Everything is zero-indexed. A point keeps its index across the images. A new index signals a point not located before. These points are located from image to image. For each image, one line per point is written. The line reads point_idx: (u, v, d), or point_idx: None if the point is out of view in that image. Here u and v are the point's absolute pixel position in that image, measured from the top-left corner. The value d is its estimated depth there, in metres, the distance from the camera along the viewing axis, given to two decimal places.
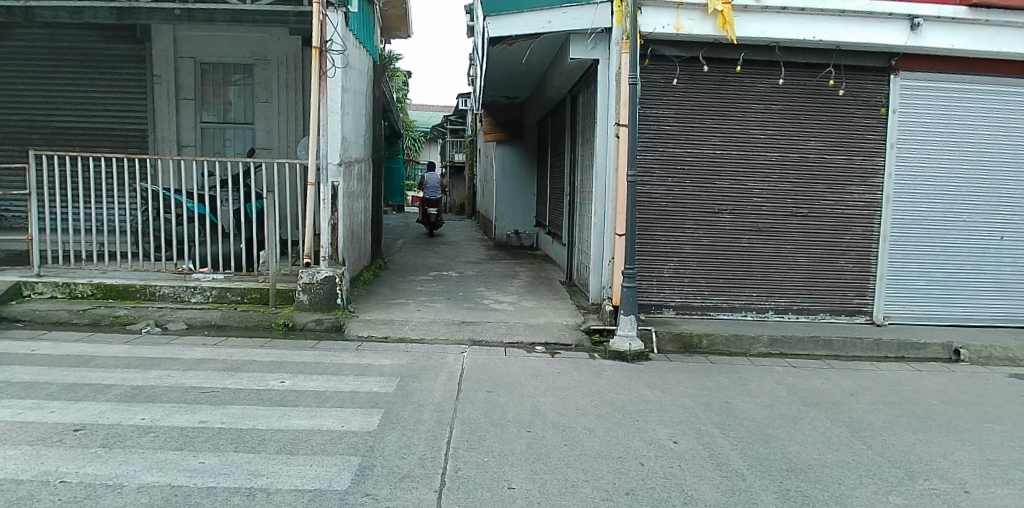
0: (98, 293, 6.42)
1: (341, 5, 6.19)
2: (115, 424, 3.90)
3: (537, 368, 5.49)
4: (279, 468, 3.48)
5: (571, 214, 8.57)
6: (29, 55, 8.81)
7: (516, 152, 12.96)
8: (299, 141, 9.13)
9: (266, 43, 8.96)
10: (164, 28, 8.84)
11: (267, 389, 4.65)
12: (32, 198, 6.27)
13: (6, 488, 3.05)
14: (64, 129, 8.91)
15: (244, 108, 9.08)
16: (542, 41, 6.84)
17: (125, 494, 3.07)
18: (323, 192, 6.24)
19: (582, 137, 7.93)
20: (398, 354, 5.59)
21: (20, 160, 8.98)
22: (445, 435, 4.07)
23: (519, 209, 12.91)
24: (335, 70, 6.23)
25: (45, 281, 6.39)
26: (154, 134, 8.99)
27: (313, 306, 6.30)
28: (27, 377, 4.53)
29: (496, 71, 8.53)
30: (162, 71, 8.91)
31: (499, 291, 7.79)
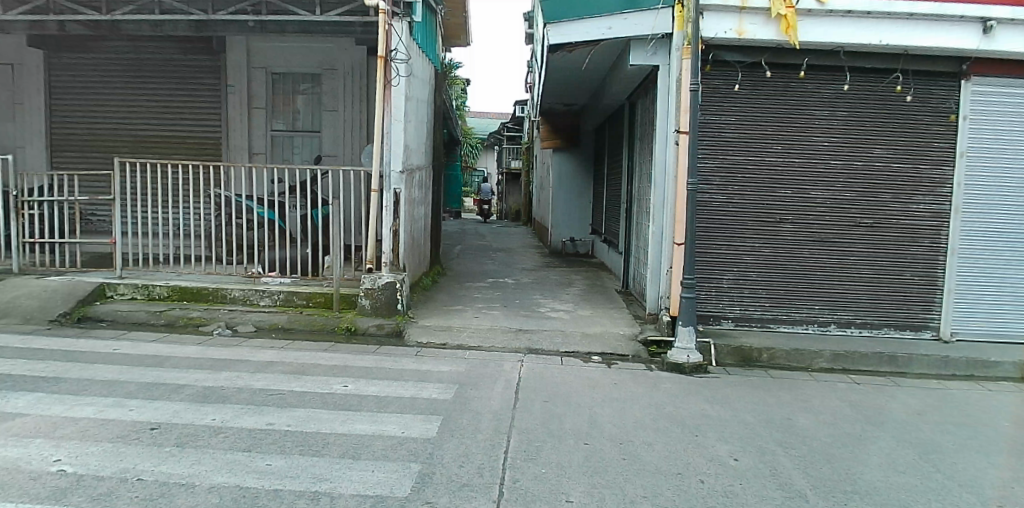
0: (174, 295, 6.61)
1: (406, 15, 6.30)
2: (188, 424, 4.02)
3: (595, 378, 5.41)
4: (342, 472, 3.51)
5: (628, 221, 8.45)
6: (112, 66, 9.27)
7: (573, 159, 12.91)
8: (363, 149, 9.32)
9: (333, 53, 9.20)
10: (237, 40, 9.17)
11: (331, 393, 4.70)
12: (117, 204, 6.53)
13: (90, 484, 3.21)
14: (143, 136, 9.35)
15: (312, 116, 9.36)
16: (603, 49, 6.82)
17: (199, 494, 3.17)
18: (386, 199, 6.29)
19: (640, 144, 7.84)
20: (457, 361, 5.58)
21: (102, 166, 9.47)
22: (503, 445, 4.04)
23: (575, 216, 12.89)
24: (399, 78, 6.30)
25: (127, 283, 6.66)
26: (227, 141, 9.34)
27: (375, 311, 6.34)
28: (109, 375, 4.71)
29: (556, 79, 8.56)
30: (236, 81, 9.26)
31: (557, 299, 7.74)
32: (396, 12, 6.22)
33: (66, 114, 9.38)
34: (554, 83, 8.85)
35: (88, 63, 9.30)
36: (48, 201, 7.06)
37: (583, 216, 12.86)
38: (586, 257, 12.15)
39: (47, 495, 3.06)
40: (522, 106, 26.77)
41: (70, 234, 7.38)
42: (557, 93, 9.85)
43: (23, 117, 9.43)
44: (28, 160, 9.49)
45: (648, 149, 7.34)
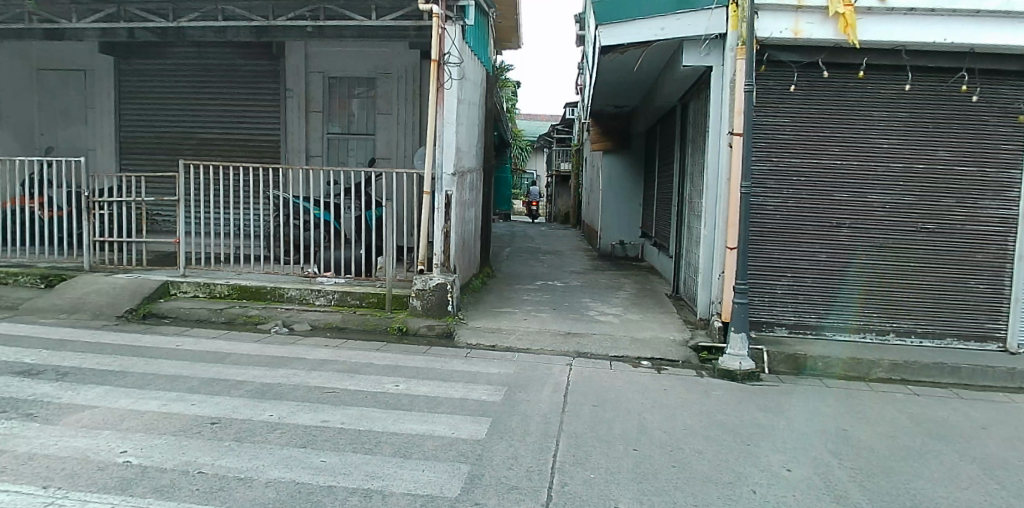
0: (234, 294, 6.83)
1: (459, 19, 6.35)
2: (247, 420, 4.13)
3: (645, 384, 5.32)
4: (395, 471, 3.54)
5: (679, 224, 8.31)
6: (178, 72, 9.73)
7: (624, 162, 12.77)
8: (415, 152, 9.49)
9: (387, 57, 9.41)
10: (297, 45, 9.50)
11: (383, 392, 4.76)
12: (181, 205, 6.76)
13: (153, 475, 3.33)
14: (207, 140, 9.77)
15: (367, 120, 9.56)
16: (655, 49, 6.73)
17: (256, 488, 3.25)
18: (437, 201, 6.35)
19: (692, 146, 7.72)
20: (506, 363, 5.58)
21: (169, 168, 9.95)
22: (553, 448, 4.01)
23: (625, 220, 12.78)
24: (451, 81, 6.35)
25: (189, 281, 6.92)
26: (287, 145, 9.68)
27: (425, 312, 6.39)
28: (173, 370, 4.87)
29: (607, 80, 8.51)
30: (296, 86, 9.58)
31: (606, 302, 7.67)
32: (449, 16, 6.27)
33: (136, 119, 9.92)
34: (606, 84, 8.81)
35: (155, 69, 9.78)
36: (117, 202, 7.40)
37: (633, 219, 12.74)
38: (634, 261, 11.98)
39: (115, 486, 3.19)
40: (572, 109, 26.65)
41: (136, 234, 7.69)
42: (608, 96, 9.76)
43: (94, 122, 9.96)
44: (99, 162, 10.01)
45: (700, 151, 7.23)
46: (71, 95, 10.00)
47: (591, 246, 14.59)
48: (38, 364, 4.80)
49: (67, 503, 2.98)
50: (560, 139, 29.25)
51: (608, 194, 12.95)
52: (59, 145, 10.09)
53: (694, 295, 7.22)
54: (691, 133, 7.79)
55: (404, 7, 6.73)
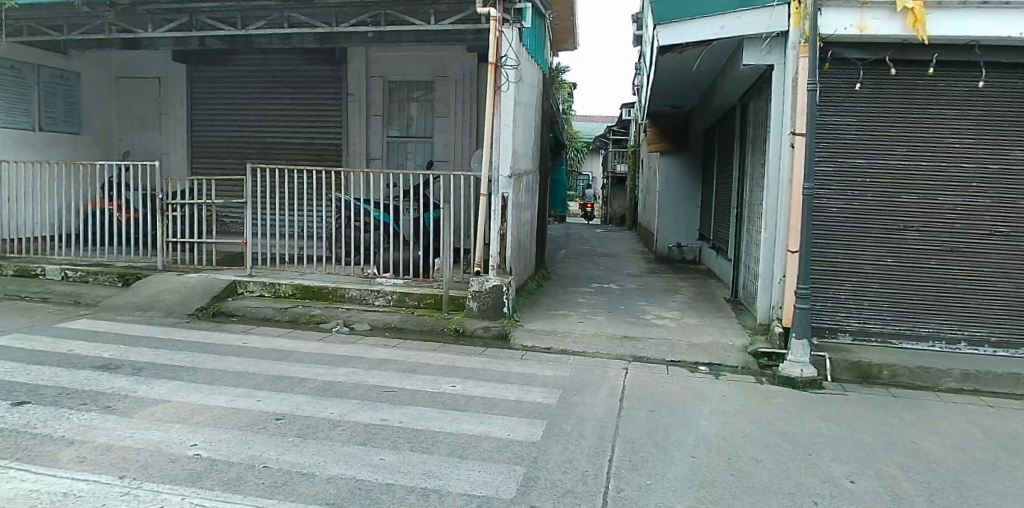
0: (297, 294, 7.01)
1: (516, 22, 6.39)
2: (310, 417, 4.22)
3: (702, 390, 5.20)
4: (451, 471, 3.56)
5: (739, 227, 8.11)
6: (248, 78, 10.19)
7: (681, 163, 12.59)
8: (472, 154, 9.63)
9: (445, 61, 9.60)
10: (359, 50, 9.77)
11: (440, 392, 4.79)
12: (248, 207, 7.02)
13: (221, 468, 3.44)
14: (275, 143, 10.18)
15: (424, 122, 9.81)
16: (715, 48, 6.59)
17: (318, 483, 3.32)
18: (493, 204, 6.39)
19: (752, 147, 7.55)
20: (562, 366, 5.55)
21: (238, 171, 10.40)
22: (608, 453, 3.95)
23: (683, 222, 12.60)
24: (509, 84, 6.35)
25: (256, 281, 7.16)
26: (348, 148, 9.95)
27: (481, 313, 6.41)
28: (241, 367, 5.04)
29: (664, 81, 8.41)
30: (356, 90, 9.85)
31: (663, 306, 7.54)
32: (507, 19, 6.31)
33: (207, 124, 10.44)
34: (664, 85, 8.73)
35: (225, 77, 10.30)
36: (188, 204, 7.72)
37: (692, 221, 12.53)
38: (692, 264, 11.75)
39: (185, 478, 3.31)
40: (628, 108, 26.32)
41: (206, 234, 8.02)
42: (665, 96, 9.64)
43: (168, 127, 10.61)
44: (172, 165, 10.68)
45: (760, 152, 7.06)
46: (148, 103, 10.70)
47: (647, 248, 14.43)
48: (116, 359, 5.04)
49: (142, 493, 3.11)
50: (615, 140, 28.93)
51: (665, 196, 12.80)
52: (136, 149, 10.82)
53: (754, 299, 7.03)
54: (750, 134, 7.63)
55: (461, 11, 6.80)
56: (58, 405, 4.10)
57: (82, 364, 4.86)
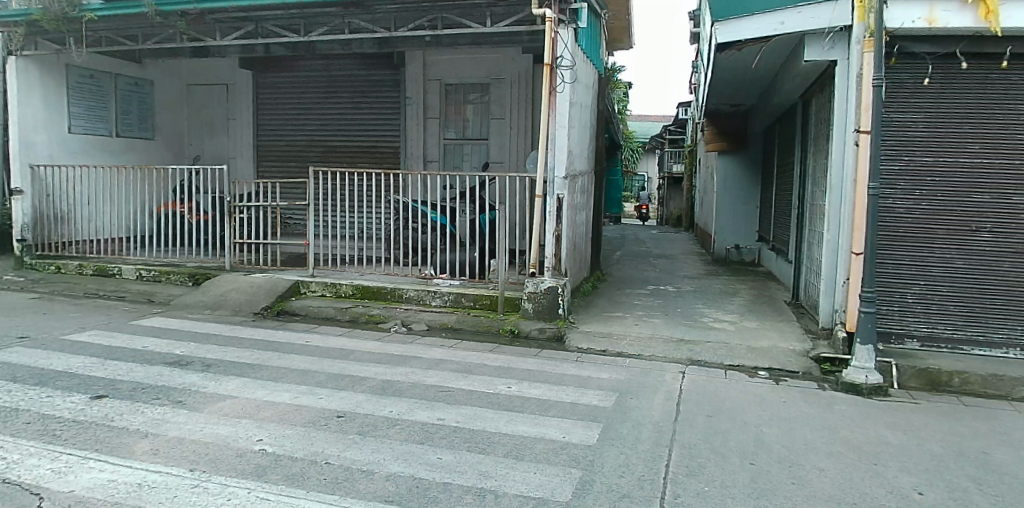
0: (357, 294, 7.16)
1: (571, 22, 6.34)
2: (369, 415, 4.29)
3: (760, 395, 5.06)
4: (506, 471, 3.56)
5: (800, 228, 7.87)
6: (309, 83, 10.50)
7: (739, 162, 12.28)
8: (527, 156, 9.65)
9: (501, 63, 9.66)
10: (417, 54, 9.94)
11: (495, 393, 4.80)
12: (311, 209, 7.20)
13: (286, 463, 3.53)
14: (336, 146, 10.45)
15: (480, 125, 9.87)
16: (775, 45, 6.42)
17: (377, 480, 3.36)
18: (549, 205, 6.39)
19: (814, 145, 7.33)
20: (618, 369, 5.48)
21: (301, 174, 10.72)
22: (665, 458, 3.88)
23: (741, 222, 12.29)
24: (564, 84, 6.33)
25: (318, 281, 7.34)
26: (406, 150, 10.13)
27: (537, 315, 6.40)
28: (303, 365, 5.16)
29: (723, 79, 8.25)
30: (415, 94, 10.02)
31: (721, 309, 7.38)
32: (562, 19, 6.29)
33: (267, 129, 10.81)
34: (723, 83, 8.58)
35: (286, 82, 10.63)
36: (254, 206, 7.99)
37: (751, 221, 12.23)
38: (750, 266, 11.61)
39: (251, 471, 3.41)
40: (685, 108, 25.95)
41: (271, 235, 8.29)
42: (721, 95, 9.47)
43: (235, 132, 11.02)
44: (239, 169, 11.09)
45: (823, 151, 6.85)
46: (217, 108, 11.13)
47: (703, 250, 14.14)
48: (187, 355, 5.23)
49: (211, 486, 3.22)
50: (672, 140, 28.70)
51: (723, 196, 12.50)
52: (206, 154, 11.26)
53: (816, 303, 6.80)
54: (813, 132, 7.39)
55: (517, 12, 6.82)
56: (132, 399, 4.28)
57: (155, 360, 5.06)
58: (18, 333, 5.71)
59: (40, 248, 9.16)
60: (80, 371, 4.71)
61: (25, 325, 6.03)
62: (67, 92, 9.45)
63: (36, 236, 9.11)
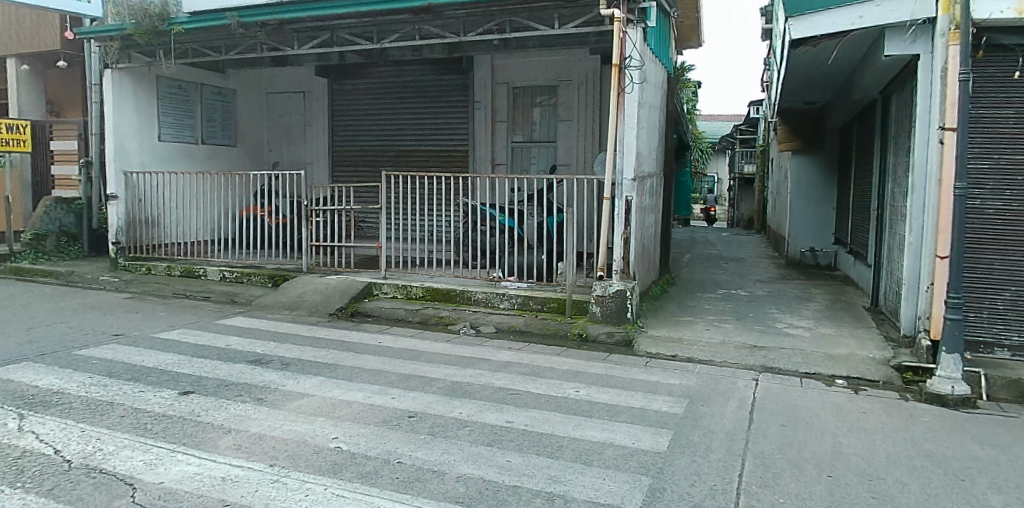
0: (427, 295, 7.28)
1: (640, 22, 6.28)
2: (439, 416, 4.33)
3: (838, 404, 4.85)
4: (575, 476, 3.51)
5: (879, 231, 7.54)
6: (380, 89, 10.77)
7: (813, 162, 11.90)
8: (595, 158, 9.64)
9: (569, 65, 9.68)
10: (485, 58, 10.05)
11: (564, 397, 4.78)
12: (383, 213, 7.40)
13: (360, 461, 3.60)
14: (407, 151, 10.66)
15: (548, 128, 9.93)
16: (853, 40, 6.20)
17: (448, 482, 3.38)
18: (617, 207, 6.34)
19: (894, 144, 7.06)
20: (688, 375, 5.37)
21: (372, 178, 11.00)
22: (738, 468, 3.74)
23: (816, 224, 11.91)
24: (633, 85, 6.29)
25: (389, 283, 7.49)
26: (474, 154, 10.23)
27: (605, 318, 6.36)
28: (377, 365, 5.26)
29: (797, 77, 8.05)
30: (483, 97, 10.09)
31: (795, 314, 7.14)
32: (630, 19, 6.23)
33: (337, 135, 11.17)
34: (798, 81, 8.36)
35: (358, 89, 10.95)
36: (331, 210, 8.24)
37: (826, 224, 11.85)
38: (826, 269, 11.25)
39: (327, 468, 3.49)
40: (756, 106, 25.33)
41: (346, 238, 8.54)
42: (794, 92, 9.18)
43: (312, 138, 11.38)
44: (315, 175, 11.45)
45: (905, 149, 6.58)
46: (294, 115, 11.51)
47: (777, 254, 13.70)
48: (267, 354, 5.42)
49: (289, 481, 3.30)
50: (743, 141, 28.17)
51: (796, 198, 12.15)
52: (284, 160, 11.70)
53: (898, 309, 6.49)
54: (893, 129, 7.10)
55: (585, 13, 6.77)
56: (217, 395, 4.45)
57: (237, 359, 5.26)
58: (114, 331, 6.07)
59: (132, 250, 9.57)
60: (169, 367, 4.94)
61: (118, 323, 6.41)
62: (158, 102, 10.01)
63: (129, 239, 9.56)
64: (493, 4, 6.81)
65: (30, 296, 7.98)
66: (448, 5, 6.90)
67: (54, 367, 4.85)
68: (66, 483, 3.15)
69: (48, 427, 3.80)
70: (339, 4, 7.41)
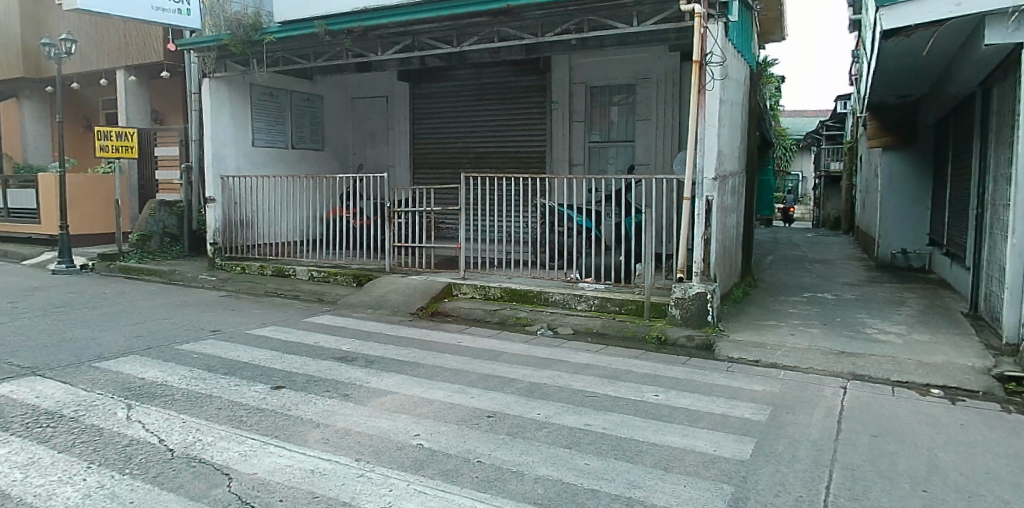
0: (505, 296, 7.37)
1: (722, 16, 6.15)
2: (518, 416, 4.35)
3: (933, 416, 4.58)
4: (656, 482, 3.45)
5: (979, 231, 7.11)
6: (460, 92, 10.97)
7: (907, 159, 11.42)
8: (674, 157, 9.47)
9: (647, 62, 9.55)
10: (562, 58, 10.04)
11: (643, 401, 4.72)
12: (462, 214, 7.59)
13: (441, 459, 3.66)
14: (486, 152, 10.81)
15: (626, 127, 9.83)
16: (950, 28, 5.87)
17: (527, 483, 3.39)
18: (697, 207, 6.21)
19: (995, 138, 6.64)
20: (771, 381, 5.21)
21: (450, 180, 11.24)
22: (825, 479, 3.58)
23: (910, 224, 11.34)
24: (714, 81, 6.14)
25: (468, 283, 7.61)
26: (551, 154, 10.27)
27: (685, 321, 6.26)
28: (458, 364, 5.34)
29: (888, 70, 7.69)
30: (560, 98, 10.12)
31: (886, 320, 6.82)
32: (710, 14, 6.11)
33: (414, 137, 11.47)
34: (889, 74, 7.99)
35: (437, 91, 11.21)
36: (412, 211, 8.47)
37: (920, 224, 11.27)
38: (921, 273, 10.66)
39: (410, 464, 3.57)
40: (843, 100, 24.31)
41: (427, 239, 8.75)
42: (884, 85, 8.77)
43: (396, 141, 11.69)
44: (396, 177, 11.75)
45: (1007, 145, 6.18)
46: (378, 119, 11.87)
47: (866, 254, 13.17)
48: (352, 352, 5.59)
49: (374, 476, 3.39)
50: (830, 135, 27.30)
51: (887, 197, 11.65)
52: (368, 163, 12.04)
53: (1001, 315, 6.09)
54: (994, 123, 6.68)
55: (665, 9, 6.68)
56: (306, 391, 4.62)
57: (324, 356, 5.45)
58: (211, 327, 6.42)
59: (228, 251, 10.11)
60: (262, 363, 5.17)
61: (213, 319, 6.77)
62: (252, 109, 10.45)
63: (225, 239, 10.08)
64: (570, 4, 6.81)
65: (129, 293, 8.53)
66: (528, 5, 6.96)
67: (156, 360, 5.16)
68: (168, 471, 3.33)
69: (153, 417, 4.04)
70: (420, 10, 7.60)
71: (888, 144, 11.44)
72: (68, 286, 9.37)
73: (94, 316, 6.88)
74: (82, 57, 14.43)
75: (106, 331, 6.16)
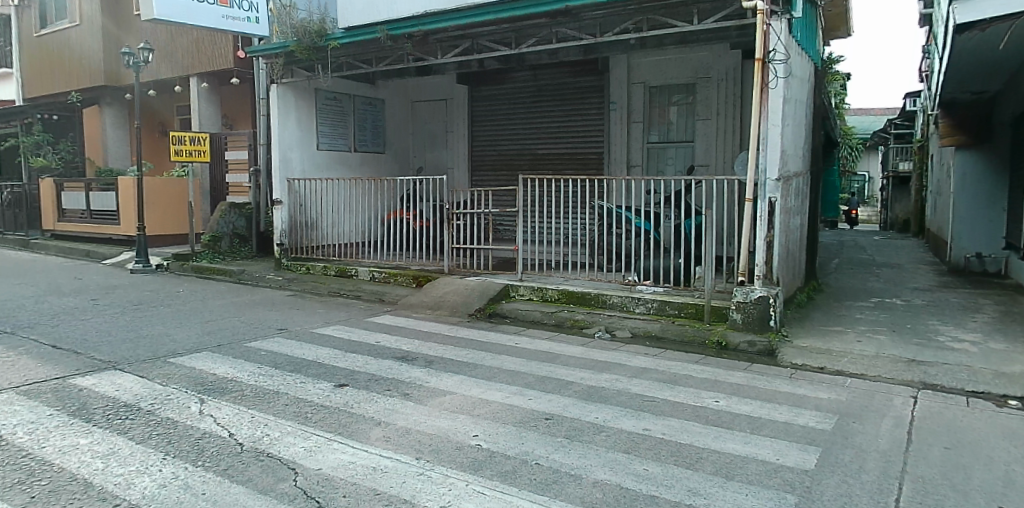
0: (562, 298, 7.38)
1: (785, 13, 6.01)
2: (576, 419, 4.35)
3: (1011, 428, 4.35)
4: (717, 490, 3.39)
5: None
6: (517, 94, 11.01)
7: (981, 159, 10.92)
8: (735, 158, 9.29)
9: (707, 61, 9.40)
10: (621, 58, 9.97)
11: (704, 407, 4.65)
12: (518, 216, 7.57)
13: (500, 460, 3.68)
14: (542, 154, 10.83)
15: (685, 127, 9.69)
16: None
17: (585, 486, 3.38)
18: (761, 210, 6.11)
19: None
20: (837, 389, 5.07)
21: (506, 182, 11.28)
22: (894, 490, 3.45)
23: (985, 226, 10.81)
24: (777, 79, 6.02)
25: (526, 285, 7.62)
26: (609, 155, 10.19)
27: (745, 326, 6.14)
28: (516, 367, 5.37)
29: (961, 65, 7.37)
30: (619, 98, 10.05)
31: (960, 327, 6.54)
32: (776, 11, 5.98)
33: (471, 139, 11.57)
34: (962, 70, 7.66)
35: (492, 93, 11.29)
36: (468, 213, 8.57)
37: (996, 226, 10.74)
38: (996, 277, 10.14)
39: (469, 464, 3.61)
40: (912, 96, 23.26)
41: (483, 240, 8.80)
42: (956, 81, 8.42)
43: (453, 143, 11.82)
44: (456, 179, 11.86)
45: None
46: (438, 122, 11.99)
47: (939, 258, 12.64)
48: (412, 352, 5.68)
49: (434, 475, 3.43)
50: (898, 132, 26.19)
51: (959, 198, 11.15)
52: (427, 166, 12.17)
53: None
54: None
55: (726, 7, 6.57)
56: (369, 389, 4.73)
57: (386, 355, 5.56)
58: (279, 325, 6.64)
59: (293, 251, 10.40)
60: (326, 361, 5.32)
61: (278, 318, 7.00)
62: (316, 113, 10.72)
63: (291, 240, 10.39)
64: (629, 3, 6.78)
65: (195, 291, 8.90)
66: (585, 6, 6.96)
67: (226, 356, 5.36)
68: (239, 465, 3.45)
69: (223, 411, 4.19)
70: (480, 13, 7.67)
71: (962, 143, 10.96)
72: (138, 283, 9.84)
73: (167, 313, 7.22)
74: (156, 65, 15.18)
75: (178, 327, 6.45)
